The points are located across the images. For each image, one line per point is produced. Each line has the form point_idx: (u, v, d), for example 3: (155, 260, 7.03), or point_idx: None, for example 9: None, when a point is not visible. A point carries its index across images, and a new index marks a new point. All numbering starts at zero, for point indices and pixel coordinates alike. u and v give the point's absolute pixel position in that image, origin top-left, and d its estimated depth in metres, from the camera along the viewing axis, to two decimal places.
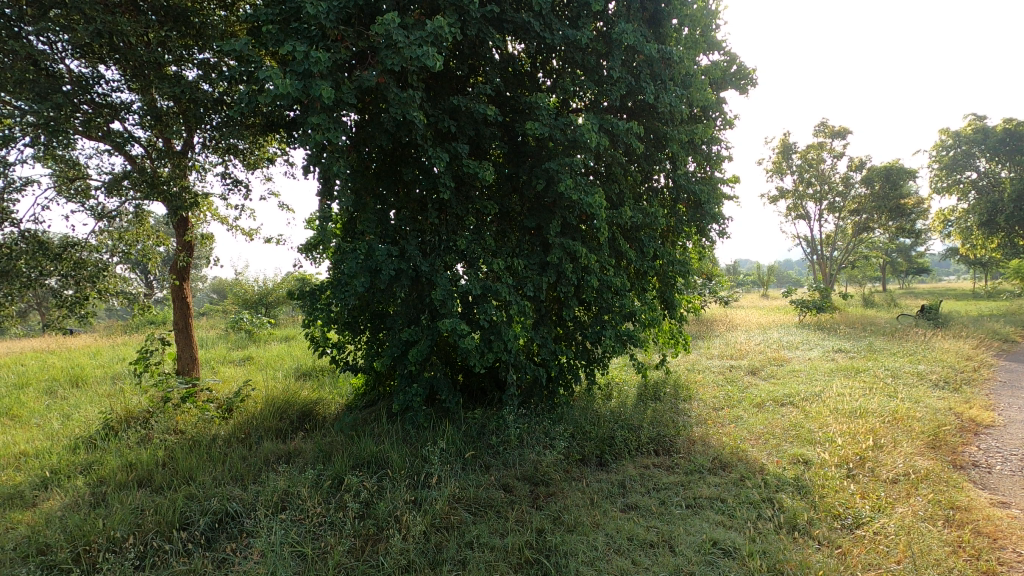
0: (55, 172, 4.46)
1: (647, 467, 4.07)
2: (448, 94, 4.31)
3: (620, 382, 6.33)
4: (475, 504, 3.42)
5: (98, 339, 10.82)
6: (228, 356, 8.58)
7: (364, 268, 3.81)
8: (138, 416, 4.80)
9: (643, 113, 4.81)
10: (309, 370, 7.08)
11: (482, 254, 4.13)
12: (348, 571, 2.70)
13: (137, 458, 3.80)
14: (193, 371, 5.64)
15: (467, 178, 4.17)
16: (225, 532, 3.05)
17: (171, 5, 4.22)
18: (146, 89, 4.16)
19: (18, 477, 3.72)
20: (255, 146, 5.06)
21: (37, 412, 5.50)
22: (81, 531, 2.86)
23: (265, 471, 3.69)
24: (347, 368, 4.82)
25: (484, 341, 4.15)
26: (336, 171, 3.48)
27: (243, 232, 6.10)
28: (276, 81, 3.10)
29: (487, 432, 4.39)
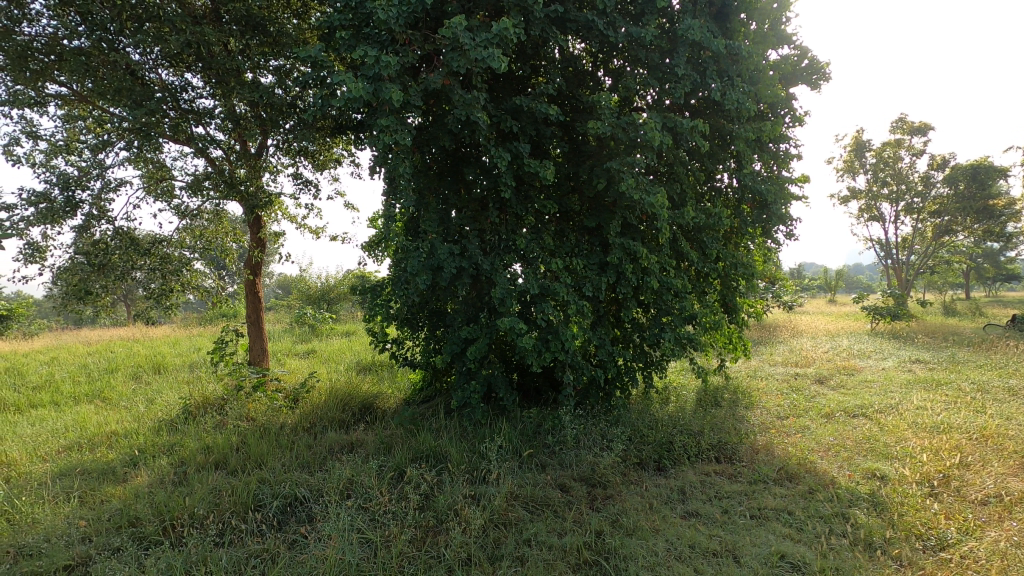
0: (145, 173, 4.82)
1: (707, 475, 3.96)
2: (510, 95, 4.35)
3: (678, 386, 6.18)
4: (533, 502, 3.44)
5: (177, 330, 11.59)
6: (292, 349, 8.99)
7: (426, 266, 3.92)
8: (214, 403, 5.11)
9: (708, 111, 4.68)
10: (368, 364, 7.32)
11: (542, 253, 4.15)
12: (410, 561, 2.76)
13: (214, 443, 4.06)
14: (263, 362, 5.94)
15: (528, 179, 4.20)
16: (295, 516, 3.19)
17: (250, 15, 4.47)
18: (227, 96, 4.42)
19: (111, 454, 4.05)
20: (324, 147, 5.28)
21: (125, 396, 5.95)
22: (167, 507, 3.08)
23: (329, 459, 3.84)
24: (407, 364, 4.95)
25: (542, 340, 4.16)
26: (402, 172, 3.58)
27: (310, 230, 6.38)
28: (348, 84, 3.24)
29: (544, 431, 4.40)
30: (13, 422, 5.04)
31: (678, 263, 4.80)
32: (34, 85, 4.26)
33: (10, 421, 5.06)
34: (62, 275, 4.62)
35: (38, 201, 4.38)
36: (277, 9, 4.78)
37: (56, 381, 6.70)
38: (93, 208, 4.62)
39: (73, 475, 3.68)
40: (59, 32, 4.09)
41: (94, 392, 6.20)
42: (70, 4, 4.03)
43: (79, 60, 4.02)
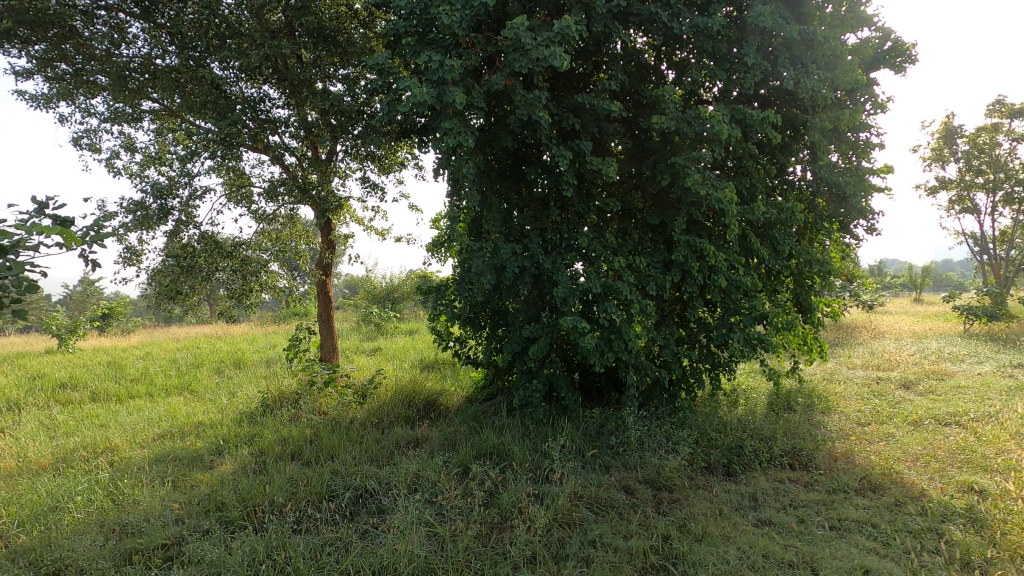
0: (227, 181, 5.15)
1: (781, 482, 3.79)
2: (571, 93, 4.33)
3: (747, 389, 5.93)
4: (597, 503, 3.41)
5: (254, 328, 12.28)
6: (359, 347, 9.33)
7: (490, 266, 3.97)
8: (289, 397, 5.40)
9: (779, 101, 4.47)
10: (432, 362, 7.48)
11: (604, 252, 4.11)
12: (476, 556, 2.81)
13: (290, 434, 4.28)
14: (334, 359, 6.20)
15: (590, 177, 4.17)
16: (365, 507, 3.31)
17: (321, 27, 4.69)
18: (300, 105, 4.65)
19: (199, 443, 4.35)
20: (390, 151, 5.45)
21: (209, 389, 6.38)
22: (249, 494, 3.28)
23: (396, 454, 3.96)
24: (469, 362, 5.03)
25: (604, 340, 4.12)
26: (465, 173, 3.64)
27: (376, 232, 6.60)
28: (414, 89, 3.34)
29: (607, 431, 4.35)
30: (115, 411, 5.52)
31: (747, 261, 4.61)
32: (131, 102, 4.65)
33: (113, 410, 5.55)
34: (156, 277, 5.02)
35: (135, 209, 4.78)
36: (345, 20, 5.00)
37: (151, 374, 7.28)
38: (182, 214, 4.99)
39: (167, 461, 3.99)
40: (154, 53, 4.43)
41: (183, 385, 6.68)
42: (162, 26, 4.35)
43: (170, 78, 4.35)
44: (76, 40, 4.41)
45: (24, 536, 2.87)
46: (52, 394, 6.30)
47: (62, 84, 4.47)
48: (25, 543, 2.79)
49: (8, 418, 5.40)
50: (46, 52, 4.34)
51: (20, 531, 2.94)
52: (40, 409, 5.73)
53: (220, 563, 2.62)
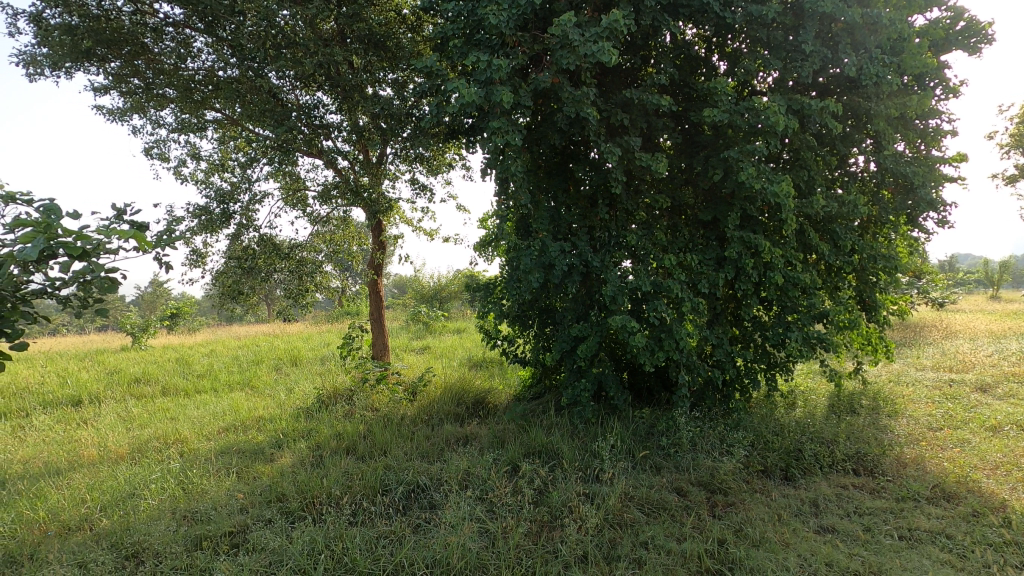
0: (283, 186, 5.36)
1: (844, 488, 3.62)
2: (619, 89, 4.27)
3: (806, 390, 5.69)
4: (649, 504, 3.35)
5: (308, 327, 12.74)
6: (408, 345, 9.50)
7: (538, 264, 3.97)
8: (343, 394, 5.57)
9: (839, 89, 4.26)
10: (479, 361, 7.55)
11: (654, 249, 4.04)
12: (527, 553, 2.82)
13: (344, 430, 4.41)
14: (385, 357, 6.35)
15: (639, 174, 4.10)
16: (418, 502, 3.38)
17: (371, 33, 4.79)
18: (352, 110, 4.79)
19: (260, 436, 4.56)
20: (438, 152, 5.53)
21: (269, 386, 6.66)
22: (308, 486, 3.40)
23: (446, 451, 4.03)
24: (517, 360, 5.05)
25: (654, 339, 4.05)
26: (513, 172, 3.66)
27: (425, 233, 6.72)
28: (462, 90, 3.38)
29: (657, 432, 4.28)
30: (183, 404, 5.86)
31: (806, 257, 4.42)
32: (196, 113, 4.92)
33: (181, 404, 5.89)
34: (219, 278, 5.29)
35: (200, 213, 5.05)
36: (394, 25, 5.08)
37: (215, 370, 7.69)
38: (242, 217, 5.24)
39: (231, 453, 4.20)
40: (217, 65, 4.67)
41: (244, 381, 7.01)
42: (224, 39, 4.56)
43: (232, 89, 4.57)
44: (147, 56, 4.69)
45: (106, 519, 3.08)
46: (127, 388, 6.74)
47: (135, 98, 4.78)
48: (107, 526, 2.99)
49: (90, 410, 5.82)
50: (121, 68, 4.64)
51: (102, 515, 3.16)
52: (117, 402, 6.14)
53: (282, 551, 2.73)
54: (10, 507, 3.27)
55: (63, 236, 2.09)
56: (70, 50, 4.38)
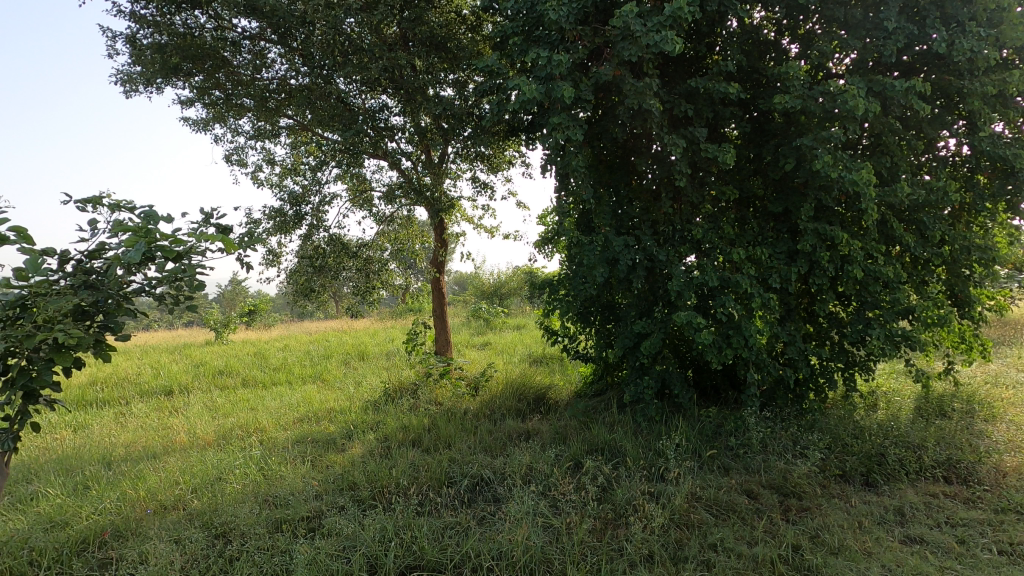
0: (351, 187, 5.58)
1: (934, 497, 3.38)
2: (683, 78, 4.15)
3: (889, 391, 5.33)
4: (717, 505, 3.26)
5: (374, 322, 13.21)
6: (470, 341, 9.67)
7: (600, 260, 3.95)
8: (408, 388, 5.74)
9: (926, 67, 3.96)
10: (540, 357, 7.57)
11: (721, 243, 3.91)
12: (592, 550, 2.81)
13: (410, 423, 4.56)
14: (448, 352, 6.50)
15: (704, 165, 3.98)
16: (482, 494, 3.44)
17: (433, 35, 4.89)
18: (415, 112, 4.92)
19: (332, 427, 4.78)
20: (498, 150, 5.58)
21: (338, 379, 6.97)
22: (377, 476, 3.54)
23: (509, 445, 4.08)
24: (579, 357, 5.03)
25: (722, 336, 3.93)
26: (574, 168, 3.65)
27: (486, 230, 6.80)
28: (523, 88, 3.40)
29: (725, 432, 4.14)
30: (262, 396, 6.23)
31: (888, 249, 4.14)
32: (270, 120, 5.21)
33: (260, 395, 6.27)
34: (293, 276, 5.58)
35: (275, 215, 5.34)
36: (455, 26, 5.16)
37: (289, 363, 8.12)
38: (313, 218, 5.49)
39: (306, 442, 4.43)
40: (289, 74, 4.91)
41: (316, 374, 7.36)
42: (295, 49, 4.78)
43: (303, 96, 4.78)
44: (226, 69, 5.00)
45: (197, 500, 3.33)
46: (212, 379, 7.25)
47: (216, 109, 5.12)
48: (199, 507, 3.23)
49: (180, 399, 6.30)
50: (204, 82, 4.95)
51: (194, 496, 3.42)
52: (204, 393, 6.62)
53: (355, 537, 2.85)
54: (116, 486, 3.60)
55: (160, 241, 2.32)
56: (161, 67, 4.74)
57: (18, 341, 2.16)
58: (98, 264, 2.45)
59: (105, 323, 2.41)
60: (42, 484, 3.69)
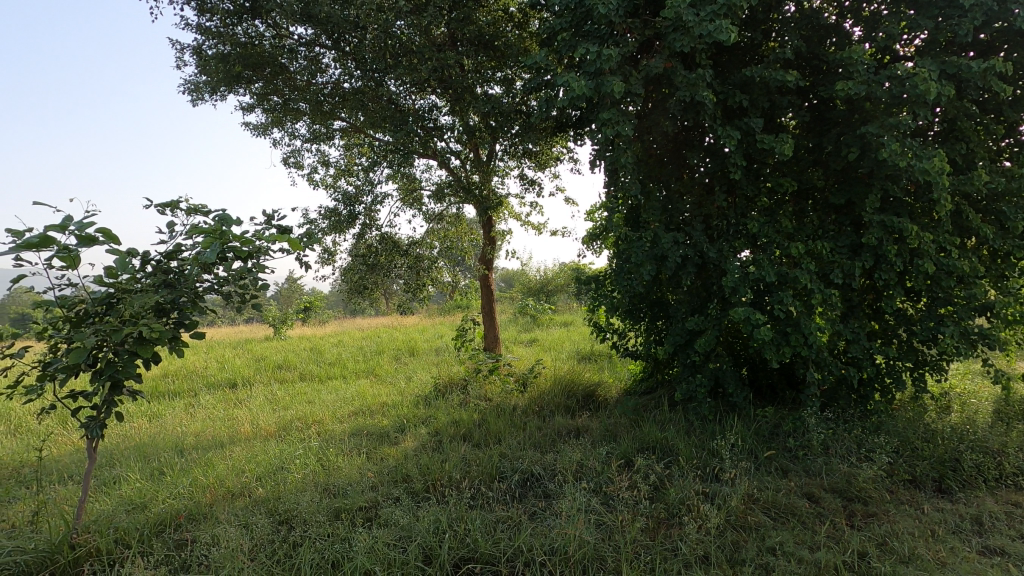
0: (401, 187, 5.71)
1: (1016, 506, 3.16)
2: (737, 68, 4.03)
3: (963, 392, 5.01)
4: (776, 508, 3.16)
5: (424, 319, 13.47)
6: (518, 338, 9.72)
7: (650, 256, 3.90)
8: (457, 383, 5.84)
9: (1006, 45, 3.69)
10: (588, 354, 7.52)
11: (778, 238, 3.78)
12: (645, 549, 2.78)
13: (460, 418, 4.63)
14: (496, 349, 6.55)
15: (760, 157, 3.85)
16: (532, 490, 3.47)
17: (481, 34, 4.93)
18: (464, 111, 4.98)
19: (386, 421, 4.92)
20: (545, 147, 5.58)
21: (390, 374, 7.15)
22: (429, 469, 3.63)
23: (558, 442, 4.08)
24: (628, 354, 4.97)
25: (779, 333, 3.80)
26: (624, 163, 3.61)
27: (533, 227, 6.81)
28: (572, 83, 3.39)
29: (783, 433, 4.01)
30: (318, 390, 6.47)
31: (963, 241, 3.89)
32: (325, 123, 5.39)
33: (317, 389, 6.51)
34: (347, 274, 5.76)
35: (330, 215, 5.53)
36: (502, 24, 5.19)
37: (343, 359, 8.40)
38: (366, 217, 5.65)
39: (361, 435, 4.59)
40: (344, 78, 5.07)
41: (369, 369, 7.59)
42: (348, 53, 4.91)
43: (356, 99, 4.94)
44: (284, 75, 5.20)
45: (262, 488, 3.51)
46: (273, 373, 7.58)
47: (275, 114, 5.34)
48: (263, 493, 3.40)
49: (244, 392, 6.63)
50: (263, 88, 5.19)
51: (258, 483, 3.60)
52: (265, 386, 6.94)
53: (410, 528, 2.93)
54: (188, 472, 3.83)
55: (232, 241, 2.48)
56: (224, 75, 4.99)
57: (107, 334, 2.37)
58: (174, 264, 2.61)
59: (180, 318, 2.57)
60: (124, 469, 3.97)
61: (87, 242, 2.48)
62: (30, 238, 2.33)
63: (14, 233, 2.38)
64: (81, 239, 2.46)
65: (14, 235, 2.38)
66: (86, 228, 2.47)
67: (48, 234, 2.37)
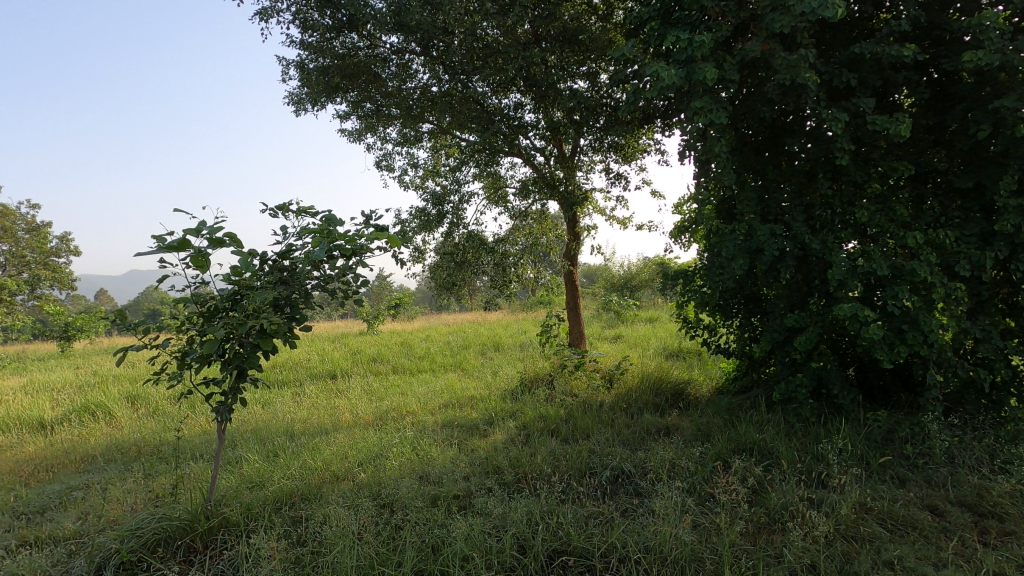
0: (487, 185, 5.84)
1: None
2: (843, 44, 3.74)
3: None
4: (893, 519, 2.92)
5: (507, 315, 13.68)
6: (602, 334, 9.63)
7: (745, 250, 3.73)
8: (543, 378, 5.89)
9: None
10: (676, 351, 7.31)
11: (891, 227, 3.48)
12: (745, 554, 2.68)
13: (547, 413, 4.68)
14: (581, 345, 6.53)
15: (870, 140, 3.55)
16: (623, 487, 3.44)
17: (566, 29, 4.92)
18: (548, 107, 5.01)
19: (475, 413, 5.07)
20: (631, 139, 5.48)
21: (477, 368, 7.35)
22: (519, 462, 3.70)
23: (648, 440, 4.02)
24: (721, 351, 4.78)
25: (893, 330, 3.50)
26: (718, 153, 3.46)
27: (618, 221, 6.71)
28: (662, 74, 3.30)
29: (898, 438, 3.69)
30: (410, 382, 6.78)
31: None
32: (415, 126, 5.63)
33: (409, 381, 6.83)
34: (436, 271, 5.98)
35: (420, 215, 5.77)
36: (585, 17, 5.14)
37: (432, 353, 8.72)
38: (453, 216, 5.83)
39: (452, 426, 4.76)
40: (432, 81, 5.26)
41: (457, 363, 7.83)
42: (436, 58, 5.10)
43: (444, 102, 5.11)
44: (377, 83, 5.47)
45: (364, 473, 3.75)
46: (368, 366, 8.04)
47: (369, 120, 5.64)
48: (366, 478, 3.62)
49: (343, 383, 7.09)
50: (358, 96, 5.50)
51: (360, 469, 3.85)
52: (361, 377, 7.38)
53: (504, 518, 3.01)
54: (299, 455, 4.17)
55: (338, 241, 2.68)
56: (324, 86, 5.33)
57: (235, 327, 2.64)
58: (287, 263, 2.84)
59: (293, 313, 2.82)
60: (245, 450, 4.39)
61: (218, 246, 2.76)
62: (173, 244, 2.63)
63: (159, 239, 2.68)
64: (212, 243, 2.74)
65: (159, 240, 2.68)
66: (216, 232, 2.75)
67: (187, 239, 2.66)
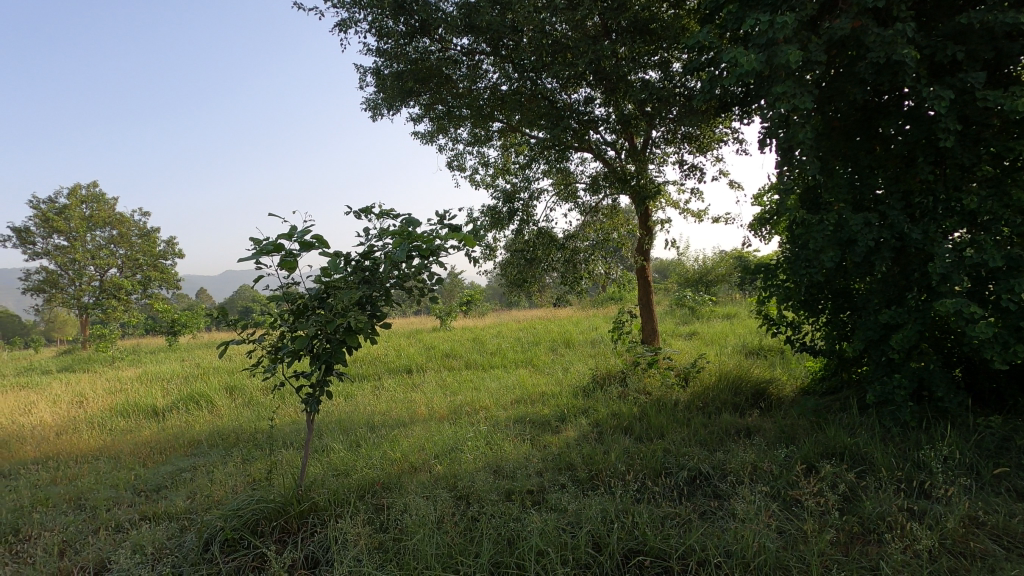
0: (557, 181, 5.83)
1: None
2: (947, 14, 3.41)
3: None
4: (1009, 535, 2.66)
5: (577, 312, 13.58)
6: (676, 330, 9.35)
7: (834, 242, 3.50)
8: (616, 375, 5.81)
9: None
10: (757, 349, 6.97)
11: (1006, 213, 3.15)
12: (836, 564, 2.53)
13: (620, 411, 4.62)
14: (655, 342, 6.37)
15: (980, 118, 3.23)
16: (701, 489, 3.34)
17: (636, 19, 4.80)
18: (619, 100, 4.93)
19: (546, 410, 5.09)
20: (706, 129, 5.28)
21: (548, 365, 7.36)
22: (593, 459, 3.68)
23: (727, 440, 3.87)
24: (807, 349, 4.51)
25: (1009, 328, 3.17)
26: (803, 140, 3.27)
27: (693, 214, 6.49)
28: (741, 60, 3.16)
29: (1015, 447, 3.34)
30: (482, 377, 6.90)
31: None
32: (485, 126, 5.71)
33: (481, 377, 6.95)
34: (507, 268, 6.05)
35: (491, 213, 5.85)
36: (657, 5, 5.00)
37: (503, 349, 8.83)
38: (524, 213, 5.87)
39: (524, 422, 4.81)
40: (502, 81, 5.31)
41: (527, 359, 7.89)
42: (506, 57, 5.14)
43: (515, 101, 5.15)
44: (449, 85, 5.59)
45: (440, 465, 3.86)
46: (442, 361, 8.26)
47: (440, 122, 5.78)
48: (442, 470, 3.74)
49: (418, 377, 7.34)
50: (429, 99, 5.65)
51: (436, 461, 3.97)
52: (435, 372, 7.59)
53: (579, 515, 3.01)
54: (379, 446, 4.36)
55: (417, 240, 2.78)
56: (398, 91, 5.52)
57: (322, 324, 2.81)
58: (369, 263, 2.98)
59: (374, 311, 2.96)
60: (330, 440, 4.66)
61: (306, 247, 2.93)
62: (267, 247, 2.83)
63: (255, 242, 2.90)
64: (301, 245, 2.92)
65: (255, 243, 2.90)
66: (305, 235, 2.93)
67: (279, 242, 2.86)
